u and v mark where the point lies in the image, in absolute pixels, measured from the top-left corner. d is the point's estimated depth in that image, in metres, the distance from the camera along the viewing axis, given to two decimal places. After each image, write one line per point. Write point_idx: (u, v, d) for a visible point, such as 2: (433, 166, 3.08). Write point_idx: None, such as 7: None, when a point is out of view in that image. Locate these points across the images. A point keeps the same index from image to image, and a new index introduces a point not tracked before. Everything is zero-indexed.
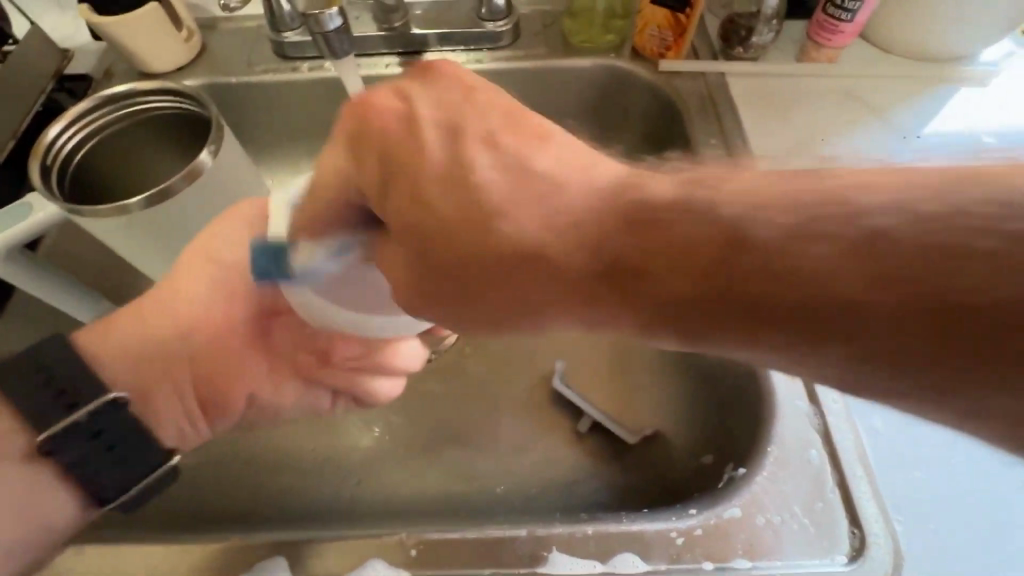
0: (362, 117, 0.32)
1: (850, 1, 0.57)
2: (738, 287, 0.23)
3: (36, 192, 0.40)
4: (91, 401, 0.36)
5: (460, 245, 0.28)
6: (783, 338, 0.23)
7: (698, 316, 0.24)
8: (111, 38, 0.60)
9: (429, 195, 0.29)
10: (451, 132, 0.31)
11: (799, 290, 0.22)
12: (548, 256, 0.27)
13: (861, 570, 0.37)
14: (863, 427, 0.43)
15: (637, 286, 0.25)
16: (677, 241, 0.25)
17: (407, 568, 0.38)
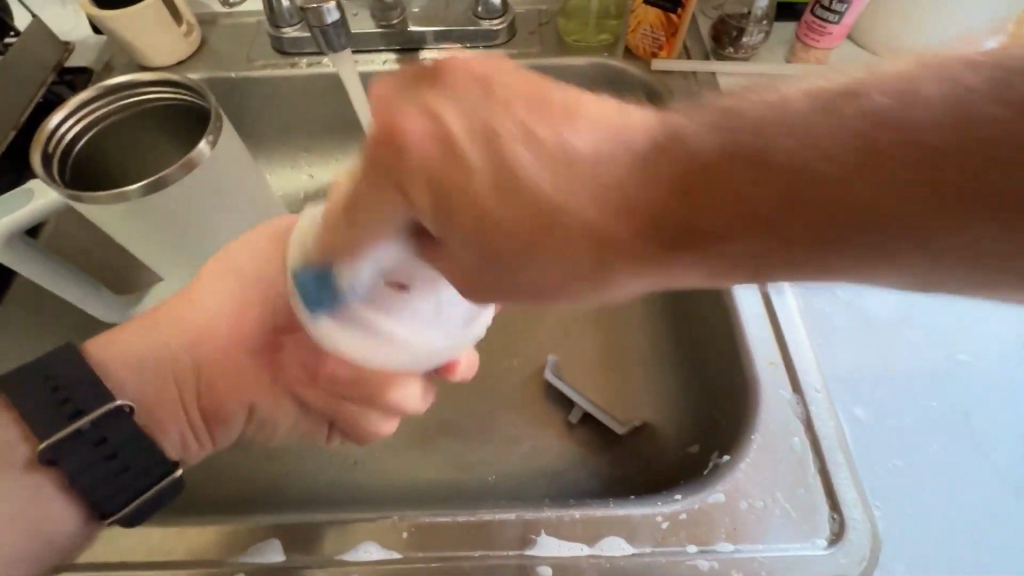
0: (385, 132, 0.26)
1: (837, 4, 0.59)
2: (828, 211, 0.20)
3: (38, 179, 0.41)
4: (94, 409, 0.37)
5: (492, 228, 0.25)
6: (876, 251, 0.21)
7: (794, 255, 0.22)
8: (111, 33, 0.61)
9: (417, 165, 0.25)
10: (468, 128, 0.25)
11: (863, 206, 0.20)
12: (603, 232, 0.23)
13: (840, 553, 0.38)
14: (845, 416, 0.44)
15: (715, 238, 0.22)
16: (749, 178, 0.21)
17: (399, 550, 0.39)
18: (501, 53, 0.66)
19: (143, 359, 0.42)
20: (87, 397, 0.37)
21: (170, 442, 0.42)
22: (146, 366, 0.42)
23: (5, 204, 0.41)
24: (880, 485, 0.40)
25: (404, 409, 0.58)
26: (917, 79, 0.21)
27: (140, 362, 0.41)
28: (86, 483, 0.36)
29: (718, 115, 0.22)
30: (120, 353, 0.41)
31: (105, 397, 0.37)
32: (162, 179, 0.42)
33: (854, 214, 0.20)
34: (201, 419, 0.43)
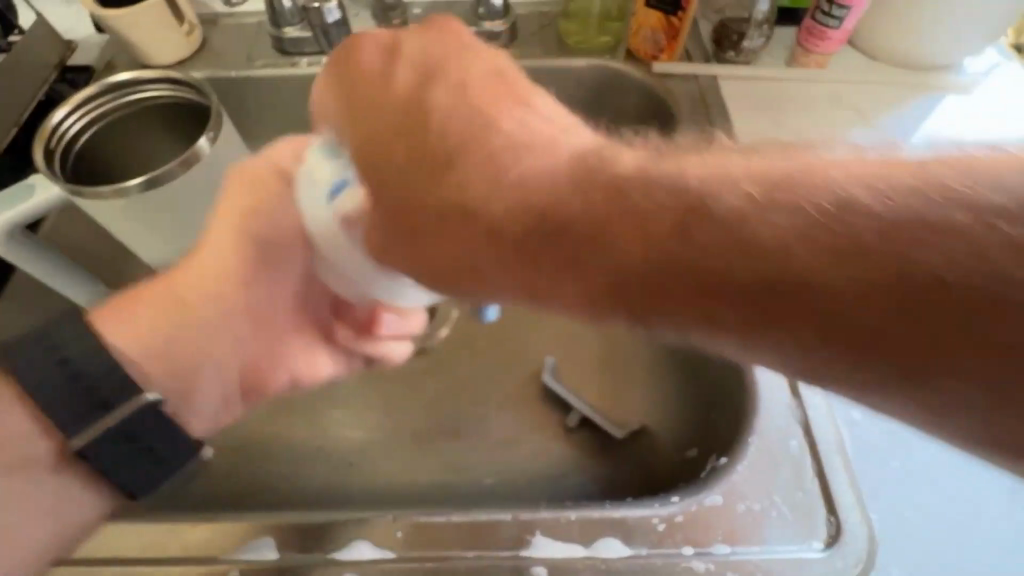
0: (353, 71, 0.36)
1: (837, 9, 0.59)
2: (699, 261, 0.25)
3: (39, 174, 0.41)
4: (122, 405, 0.34)
5: (406, 185, 0.31)
6: (694, 305, 0.25)
7: (642, 291, 0.26)
8: (113, 31, 0.61)
9: (427, 141, 0.31)
10: (429, 73, 0.34)
11: (743, 249, 0.24)
12: (482, 207, 0.29)
13: (836, 556, 0.38)
14: (843, 420, 0.43)
15: (589, 255, 0.27)
16: (639, 218, 0.26)
17: (394, 549, 0.39)
18: (501, 55, 0.67)
19: (166, 342, 0.39)
20: (113, 388, 0.34)
21: (202, 419, 0.41)
22: (161, 340, 0.39)
23: (6, 198, 0.41)
24: (877, 488, 0.40)
25: (402, 409, 0.58)
26: (973, 180, 0.22)
27: (176, 342, 0.39)
28: (115, 468, 0.35)
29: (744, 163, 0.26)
30: (131, 325, 0.38)
31: (132, 388, 0.34)
32: (161, 174, 0.42)
33: (704, 260, 0.25)
34: (239, 390, 0.43)
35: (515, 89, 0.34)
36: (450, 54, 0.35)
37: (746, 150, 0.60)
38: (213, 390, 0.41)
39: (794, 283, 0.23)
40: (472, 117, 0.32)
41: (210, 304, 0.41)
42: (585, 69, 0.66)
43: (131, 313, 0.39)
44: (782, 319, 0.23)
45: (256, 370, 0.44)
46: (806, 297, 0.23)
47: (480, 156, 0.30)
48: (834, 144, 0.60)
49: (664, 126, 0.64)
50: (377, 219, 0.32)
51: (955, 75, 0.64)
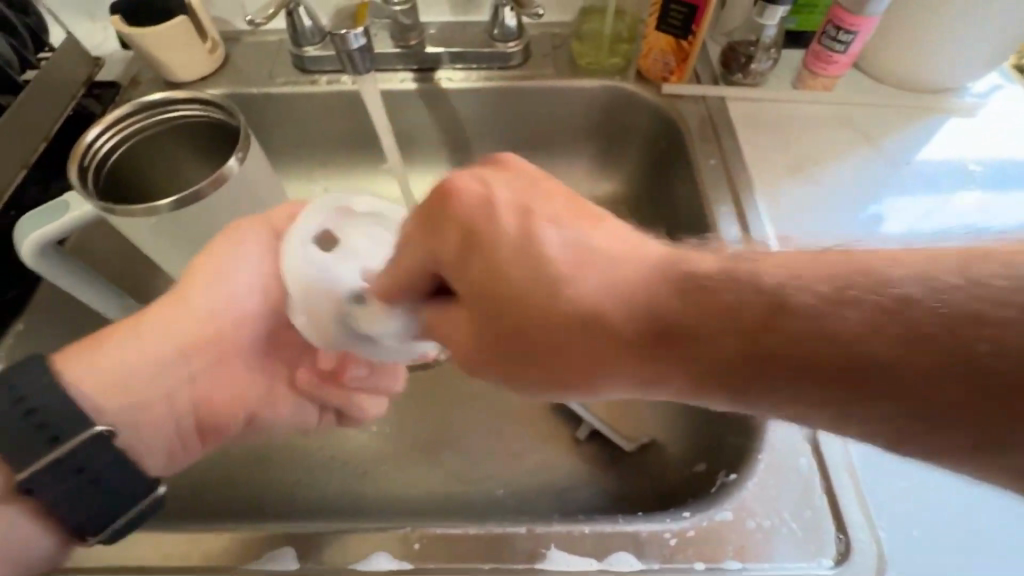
0: (444, 203, 0.33)
1: (843, 34, 0.60)
2: (778, 355, 0.25)
3: (73, 191, 0.43)
4: (73, 436, 0.35)
5: (491, 280, 0.31)
6: (820, 398, 0.25)
7: (742, 378, 0.26)
8: (139, 49, 0.63)
9: (486, 259, 0.31)
10: (522, 213, 0.32)
11: (834, 351, 0.24)
12: (604, 322, 0.29)
13: (846, 573, 0.38)
14: (850, 438, 0.44)
15: (688, 350, 0.27)
16: (727, 309, 0.27)
17: (410, 561, 0.39)
18: (514, 75, 0.68)
19: (134, 379, 0.40)
20: (66, 425, 0.35)
21: (154, 448, 0.43)
22: (141, 372, 0.41)
23: (41, 214, 0.43)
24: (884, 506, 0.41)
25: (414, 421, 0.59)
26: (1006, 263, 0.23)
27: (135, 377, 0.40)
28: (66, 509, 0.35)
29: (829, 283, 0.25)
30: (103, 366, 0.39)
31: (82, 423, 0.35)
32: (191, 193, 0.43)
33: (793, 355, 0.25)
34: (194, 431, 0.45)
35: (595, 212, 0.33)
36: (531, 185, 0.34)
37: (754, 170, 0.61)
38: (165, 430, 0.43)
39: (859, 369, 0.24)
40: (534, 249, 0.31)
41: (173, 348, 0.42)
42: (596, 90, 0.68)
43: (100, 349, 0.40)
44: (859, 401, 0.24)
45: (212, 412, 0.45)
46: (902, 379, 0.23)
47: (544, 284, 0.30)
48: (840, 166, 0.61)
49: (673, 146, 0.66)
50: (462, 320, 0.33)
51: (958, 98, 0.66)
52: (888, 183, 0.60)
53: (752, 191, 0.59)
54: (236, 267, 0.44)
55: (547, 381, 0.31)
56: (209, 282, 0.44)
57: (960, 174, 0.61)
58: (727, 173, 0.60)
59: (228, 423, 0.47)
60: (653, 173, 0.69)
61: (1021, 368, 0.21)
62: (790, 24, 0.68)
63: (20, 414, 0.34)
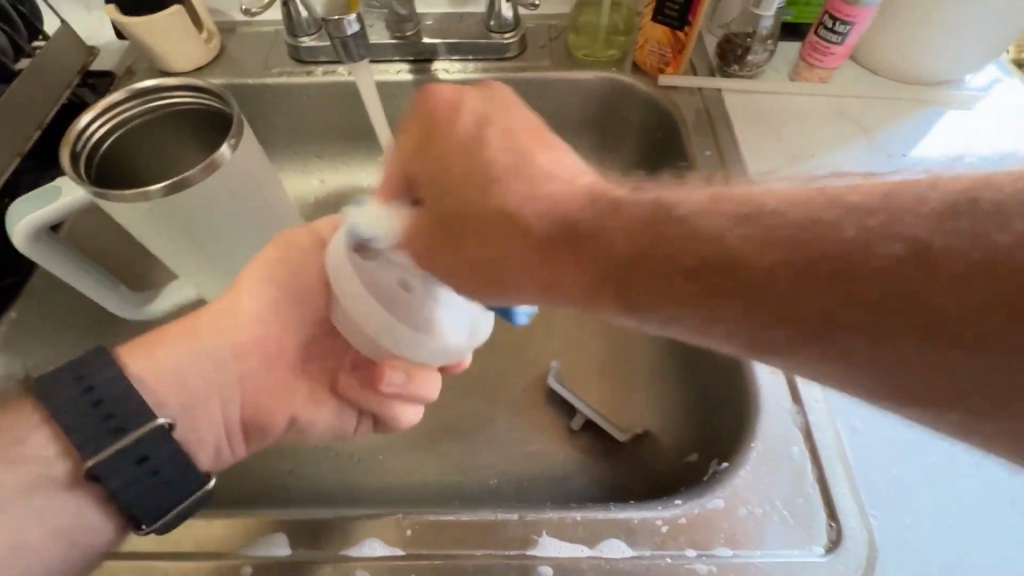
0: (431, 107, 0.38)
1: (840, 25, 0.60)
2: (699, 258, 0.26)
3: (66, 177, 0.43)
4: (137, 427, 0.34)
5: (450, 198, 0.34)
6: (734, 312, 0.26)
7: (650, 279, 0.28)
8: (134, 38, 0.63)
9: (455, 178, 0.34)
10: (501, 146, 0.35)
11: (748, 258, 0.25)
12: (532, 232, 0.31)
13: (837, 560, 0.38)
14: (842, 427, 0.44)
15: (607, 260, 0.29)
16: (663, 233, 0.28)
17: (403, 547, 0.39)
18: (510, 66, 0.68)
19: (194, 376, 0.41)
20: (128, 412, 0.34)
21: (204, 447, 0.41)
22: (208, 372, 0.41)
23: (33, 200, 0.43)
24: (876, 495, 0.41)
25: None
26: (991, 185, 0.23)
27: (193, 380, 0.41)
28: (128, 502, 0.34)
29: (780, 198, 0.26)
30: (157, 359, 0.40)
31: (145, 414, 0.35)
32: (184, 179, 0.43)
33: (717, 260, 0.26)
34: (240, 427, 0.44)
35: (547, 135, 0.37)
36: (500, 111, 0.38)
37: (749, 161, 0.61)
38: (212, 434, 0.41)
39: (748, 276, 0.25)
40: (513, 161, 0.34)
41: (228, 342, 0.43)
42: (592, 82, 0.68)
43: (159, 349, 0.40)
44: (734, 299, 0.26)
45: (258, 413, 0.45)
46: (818, 270, 0.24)
47: (491, 184, 0.33)
48: (835, 157, 0.61)
49: (669, 138, 0.65)
50: (428, 237, 0.35)
51: (954, 90, 0.66)
52: (884, 175, 0.60)
53: (747, 181, 0.59)
54: (285, 271, 0.46)
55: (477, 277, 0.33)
56: (268, 278, 0.45)
57: (956, 167, 0.61)
58: (722, 165, 0.60)
59: (277, 422, 0.46)
60: (649, 165, 0.69)
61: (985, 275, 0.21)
62: (786, 16, 0.68)
63: (88, 403, 0.34)
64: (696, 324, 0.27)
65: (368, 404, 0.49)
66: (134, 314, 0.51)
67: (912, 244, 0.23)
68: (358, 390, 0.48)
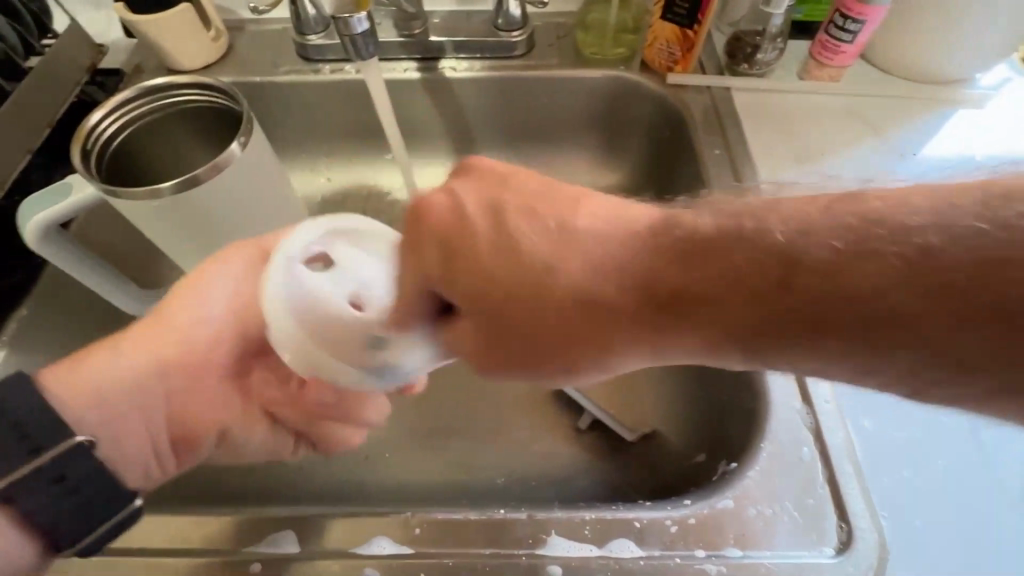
0: (419, 220, 0.34)
1: (851, 23, 0.60)
2: (795, 308, 0.26)
3: (77, 174, 0.43)
4: (53, 445, 0.34)
5: (478, 275, 0.32)
6: (841, 346, 0.25)
7: (762, 335, 0.27)
8: (143, 36, 0.63)
9: (473, 261, 0.32)
10: (491, 213, 0.33)
11: (862, 306, 0.25)
12: (603, 301, 0.30)
13: (848, 562, 0.38)
14: (853, 428, 0.44)
15: (685, 311, 0.28)
16: (730, 271, 0.27)
17: (412, 545, 0.39)
18: (518, 65, 0.68)
19: (112, 407, 0.40)
20: (47, 430, 0.34)
21: (131, 472, 0.42)
22: (119, 382, 0.40)
23: (44, 197, 0.43)
24: (888, 496, 0.41)
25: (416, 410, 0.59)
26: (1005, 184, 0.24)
27: (114, 394, 0.40)
28: (52, 521, 0.34)
29: (796, 222, 0.27)
30: (80, 378, 0.39)
31: (63, 431, 0.35)
32: (194, 177, 0.43)
33: (830, 308, 0.25)
34: (170, 441, 0.43)
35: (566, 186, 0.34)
36: (501, 188, 0.34)
37: (759, 159, 0.61)
38: (139, 455, 0.41)
39: (771, 312, 0.26)
40: (549, 227, 0.32)
41: (152, 366, 0.42)
42: (600, 81, 0.68)
43: (79, 367, 0.40)
44: (833, 336, 0.25)
45: (185, 428, 0.43)
46: (898, 290, 0.24)
47: (502, 242, 0.32)
48: (845, 156, 0.61)
49: (678, 136, 0.65)
50: (467, 331, 0.33)
51: (966, 89, 0.65)
52: (896, 176, 0.59)
53: (757, 181, 0.59)
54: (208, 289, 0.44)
55: (547, 358, 0.32)
56: (197, 300, 0.44)
57: (968, 167, 0.60)
58: (731, 163, 0.60)
59: (204, 434, 0.45)
60: (656, 164, 0.69)
61: None
62: (796, 14, 0.67)
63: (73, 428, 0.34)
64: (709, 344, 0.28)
65: (304, 424, 0.49)
66: (142, 311, 0.51)
67: (946, 238, 0.24)
68: (286, 408, 0.48)
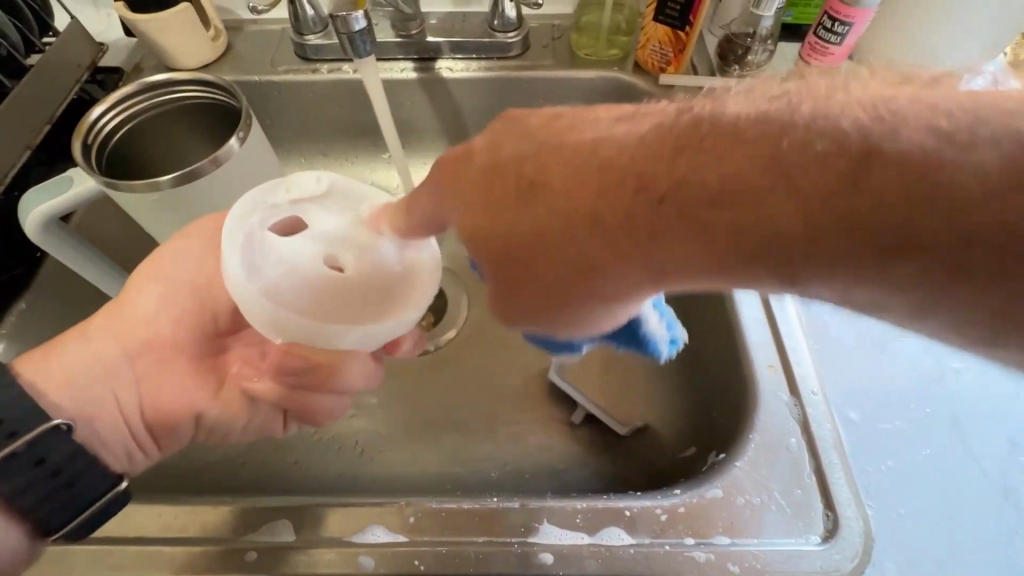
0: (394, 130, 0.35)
1: (838, 26, 0.61)
2: (752, 226, 0.24)
3: (78, 167, 0.43)
4: (30, 430, 0.33)
5: (555, 202, 0.28)
6: (783, 261, 0.24)
7: (732, 255, 0.25)
8: (143, 36, 0.64)
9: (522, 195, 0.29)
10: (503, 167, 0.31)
11: (757, 216, 0.23)
12: (715, 202, 0.24)
13: (833, 549, 0.39)
14: (840, 419, 0.45)
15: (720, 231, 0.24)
16: (714, 182, 0.24)
17: (406, 533, 0.40)
18: (514, 65, 0.69)
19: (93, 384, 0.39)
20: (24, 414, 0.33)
21: (112, 451, 0.40)
22: (101, 361, 0.40)
23: (45, 191, 0.43)
24: (873, 485, 0.42)
25: (410, 405, 0.60)
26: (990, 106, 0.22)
27: (99, 360, 0.40)
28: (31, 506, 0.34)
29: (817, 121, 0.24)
30: (49, 369, 0.38)
31: (40, 415, 0.34)
32: (193, 170, 0.44)
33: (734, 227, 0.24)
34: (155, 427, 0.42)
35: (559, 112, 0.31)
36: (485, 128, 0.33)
37: None
38: (121, 417, 0.40)
39: (638, 195, 0.26)
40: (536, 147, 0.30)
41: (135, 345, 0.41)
42: (595, 81, 0.69)
43: (57, 350, 0.39)
44: (824, 256, 0.23)
45: (174, 402, 0.42)
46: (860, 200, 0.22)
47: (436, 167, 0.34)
48: None
49: None
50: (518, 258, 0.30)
51: None
52: None
53: None
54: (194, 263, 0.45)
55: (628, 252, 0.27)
56: (167, 270, 0.44)
57: None
58: None
59: (190, 415, 0.43)
60: None
61: (985, 193, 0.20)
62: (786, 17, 0.68)
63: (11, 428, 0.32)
64: (678, 262, 0.26)
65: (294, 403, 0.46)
66: None
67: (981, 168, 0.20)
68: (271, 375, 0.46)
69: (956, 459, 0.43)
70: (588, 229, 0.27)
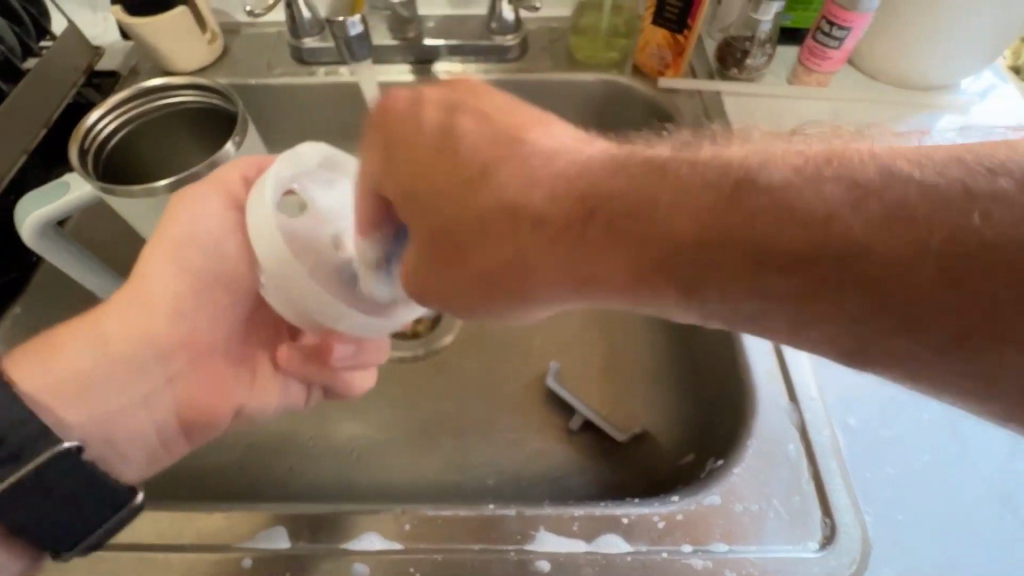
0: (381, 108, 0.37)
1: (837, 30, 0.61)
2: (687, 250, 0.27)
3: (73, 171, 0.43)
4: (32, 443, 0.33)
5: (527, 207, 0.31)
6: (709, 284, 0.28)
7: (653, 274, 0.29)
8: (140, 39, 0.64)
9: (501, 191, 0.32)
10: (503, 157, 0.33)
11: (684, 244, 0.28)
12: (646, 226, 0.28)
13: (831, 556, 0.39)
14: (838, 425, 0.45)
15: (672, 258, 0.28)
16: (661, 204, 0.28)
17: (401, 541, 0.40)
18: (513, 68, 0.69)
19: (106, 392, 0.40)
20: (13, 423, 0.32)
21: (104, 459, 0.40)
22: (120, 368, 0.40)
23: (41, 196, 0.43)
24: (871, 492, 0.42)
25: (408, 411, 0.60)
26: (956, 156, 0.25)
27: (108, 367, 0.39)
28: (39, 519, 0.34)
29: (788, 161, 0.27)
30: (57, 369, 0.38)
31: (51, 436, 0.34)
32: (189, 175, 0.44)
33: (669, 252, 0.28)
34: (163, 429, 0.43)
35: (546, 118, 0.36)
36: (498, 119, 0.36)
37: None
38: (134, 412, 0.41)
39: (563, 223, 0.31)
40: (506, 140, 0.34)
41: (152, 347, 0.41)
42: (594, 84, 0.69)
43: (59, 355, 0.38)
44: (746, 280, 0.27)
45: None
46: (798, 245, 0.25)
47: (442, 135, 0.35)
48: None
49: None
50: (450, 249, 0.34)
51: (951, 96, 0.66)
52: None
53: None
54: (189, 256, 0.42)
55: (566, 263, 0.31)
56: (174, 255, 0.42)
57: None
58: None
59: (219, 415, 0.46)
60: None
61: (935, 228, 0.23)
62: (784, 21, 0.68)
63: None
64: (607, 271, 0.30)
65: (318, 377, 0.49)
66: None
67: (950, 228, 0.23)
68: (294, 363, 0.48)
69: (955, 465, 0.43)
70: (553, 232, 0.31)
